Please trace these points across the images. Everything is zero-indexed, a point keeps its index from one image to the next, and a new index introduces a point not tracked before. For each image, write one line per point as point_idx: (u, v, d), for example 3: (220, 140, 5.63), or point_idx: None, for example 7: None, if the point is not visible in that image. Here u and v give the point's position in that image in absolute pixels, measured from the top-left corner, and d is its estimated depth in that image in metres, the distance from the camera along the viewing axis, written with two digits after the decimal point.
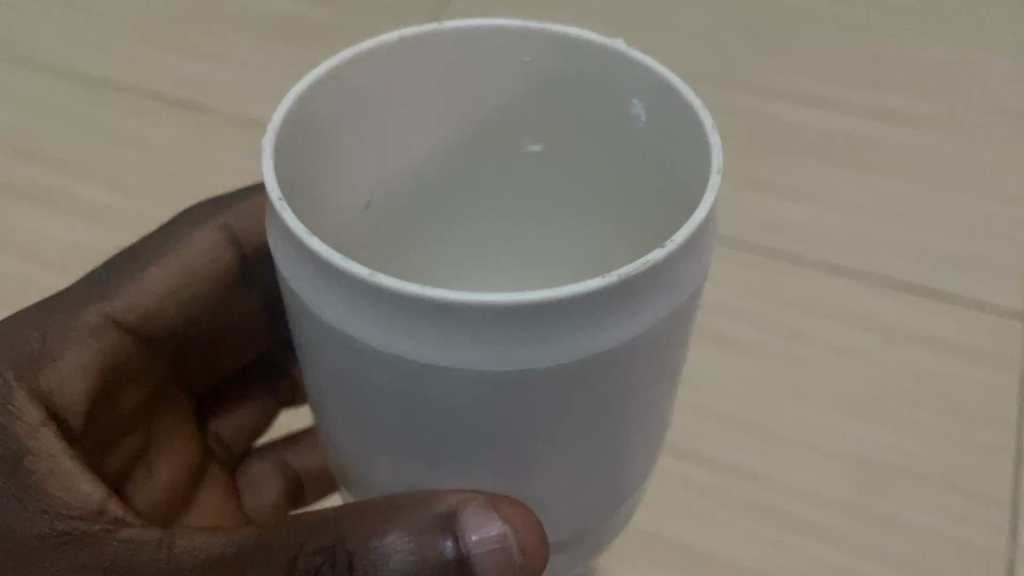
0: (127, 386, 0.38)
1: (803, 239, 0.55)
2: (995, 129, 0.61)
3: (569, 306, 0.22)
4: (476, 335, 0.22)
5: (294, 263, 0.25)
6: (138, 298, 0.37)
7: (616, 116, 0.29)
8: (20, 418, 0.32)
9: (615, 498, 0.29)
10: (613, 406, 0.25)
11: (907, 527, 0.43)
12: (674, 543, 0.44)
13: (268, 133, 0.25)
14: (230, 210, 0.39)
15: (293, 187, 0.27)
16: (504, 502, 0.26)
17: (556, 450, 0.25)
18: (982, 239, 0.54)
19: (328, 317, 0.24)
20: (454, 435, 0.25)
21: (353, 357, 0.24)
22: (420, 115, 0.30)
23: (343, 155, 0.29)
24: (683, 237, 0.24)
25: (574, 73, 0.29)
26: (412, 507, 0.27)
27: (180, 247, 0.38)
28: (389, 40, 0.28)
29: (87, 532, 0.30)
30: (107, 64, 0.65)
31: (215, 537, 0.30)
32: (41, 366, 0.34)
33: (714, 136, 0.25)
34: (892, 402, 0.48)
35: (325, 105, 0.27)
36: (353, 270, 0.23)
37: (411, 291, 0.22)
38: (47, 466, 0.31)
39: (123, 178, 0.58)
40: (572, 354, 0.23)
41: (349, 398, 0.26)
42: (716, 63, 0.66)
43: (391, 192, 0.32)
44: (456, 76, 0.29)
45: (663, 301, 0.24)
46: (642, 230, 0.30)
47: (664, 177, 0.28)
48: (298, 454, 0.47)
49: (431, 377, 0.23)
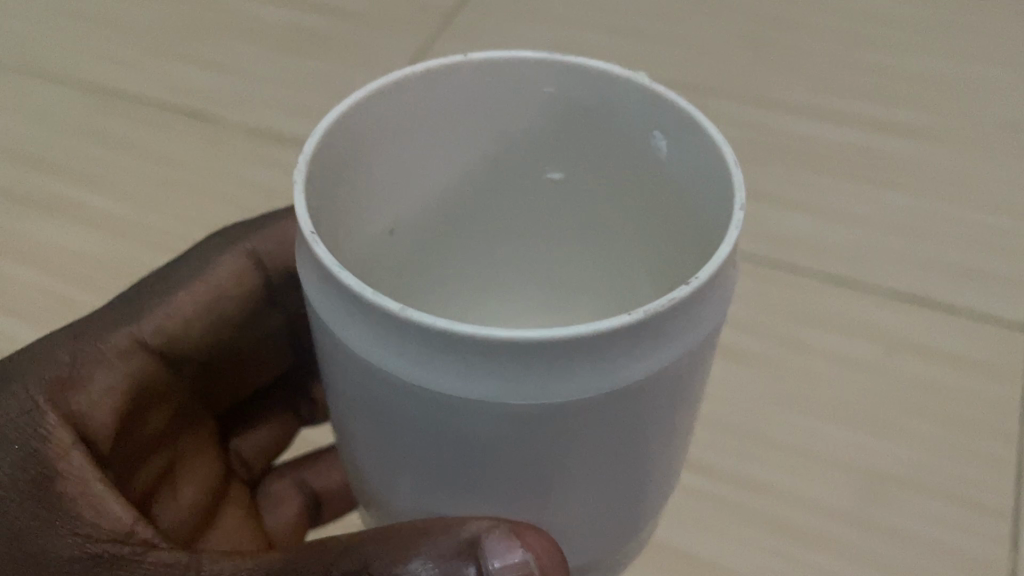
0: (152, 407, 0.38)
1: (805, 252, 0.55)
2: (997, 140, 0.62)
3: (596, 342, 0.23)
4: (505, 370, 0.23)
5: (325, 295, 0.25)
6: (166, 321, 0.38)
7: (638, 147, 0.29)
8: (52, 440, 0.32)
9: (634, 524, 0.30)
10: (634, 438, 0.26)
11: (907, 536, 0.44)
12: (676, 550, 0.44)
13: (298, 166, 0.25)
14: (255, 235, 0.40)
15: (323, 217, 0.27)
16: (526, 530, 0.27)
17: (581, 479, 0.26)
18: (983, 251, 0.55)
19: (358, 349, 0.24)
20: (482, 466, 0.25)
21: (382, 390, 0.25)
22: (444, 143, 0.31)
23: (368, 182, 0.29)
24: (706, 274, 0.24)
25: (596, 103, 0.29)
26: (437, 532, 0.27)
27: (206, 270, 0.39)
28: (415, 72, 0.28)
29: (116, 556, 0.30)
30: (114, 73, 0.66)
31: (241, 560, 0.30)
32: (72, 389, 0.34)
33: (737, 171, 0.25)
34: (895, 413, 0.48)
35: (353, 136, 0.27)
36: (384, 305, 0.23)
37: (441, 328, 0.23)
38: (79, 488, 0.31)
39: (131, 186, 0.58)
40: (598, 388, 0.23)
41: (378, 428, 0.26)
42: (718, 75, 0.67)
43: (415, 217, 0.32)
44: (479, 105, 0.30)
45: (686, 337, 0.24)
46: (663, 257, 0.31)
47: (687, 206, 0.29)
48: (317, 472, 0.47)
49: (460, 411, 0.24)
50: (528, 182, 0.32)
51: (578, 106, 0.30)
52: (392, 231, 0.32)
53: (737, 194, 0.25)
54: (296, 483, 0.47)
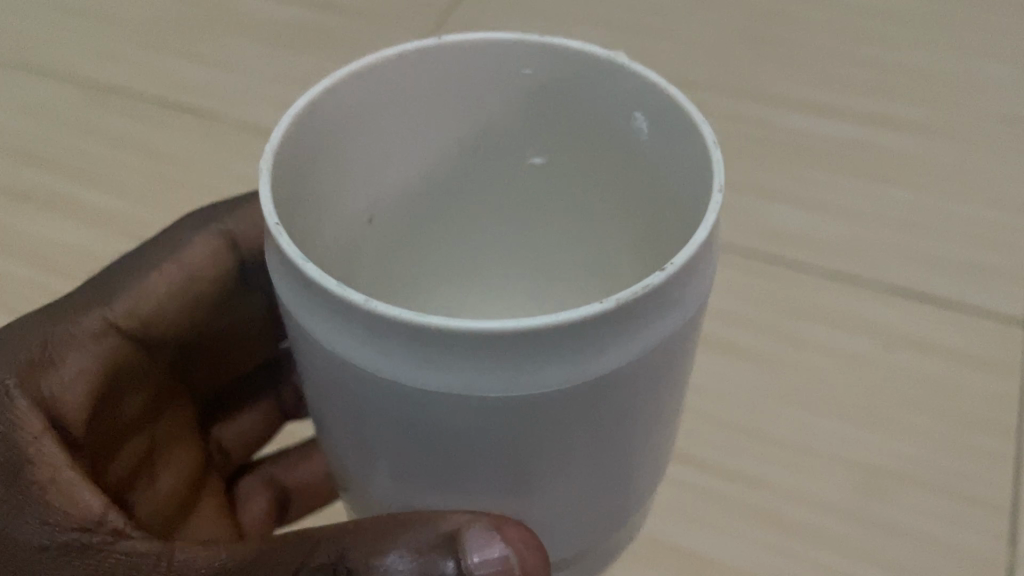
0: (127, 394, 0.38)
1: (803, 246, 0.55)
2: (997, 136, 0.61)
3: (570, 330, 0.22)
4: (476, 361, 0.22)
5: (292, 288, 0.24)
6: (138, 303, 0.37)
7: (618, 130, 0.29)
8: (20, 427, 0.32)
9: (620, 515, 0.29)
10: (613, 431, 0.25)
11: (905, 532, 0.43)
12: (670, 545, 0.44)
13: (265, 153, 0.25)
14: (230, 216, 0.40)
15: (294, 204, 0.27)
16: (505, 523, 0.26)
17: (560, 471, 0.26)
18: (983, 247, 0.54)
19: (327, 342, 0.24)
20: (457, 458, 0.25)
21: (352, 382, 0.24)
22: (420, 128, 0.30)
23: (343, 169, 0.29)
24: (683, 259, 0.24)
25: (575, 84, 0.29)
26: (415, 526, 0.27)
27: (179, 253, 0.39)
28: (389, 56, 0.27)
29: (87, 544, 0.30)
30: (107, 68, 0.65)
31: (216, 551, 0.30)
32: (42, 372, 0.34)
33: (717, 154, 0.25)
34: (891, 409, 0.47)
35: (324, 122, 0.27)
36: (350, 298, 0.23)
37: (407, 320, 0.22)
38: (48, 475, 0.31)
39: (123, 179, 0.58)
40: (573, 378, 0.23)
41: (351, 419, 0.26)
42: (715, 69, 0.66)
43: (392, 204, 0.32)
44: (454, 88, 0.29)
45: (665, 324, 0.24)
46: (646, 245, 0.31)
47: (670, 191, 0.28)
48: (287, 468, 0.47)
49: (432, 403, 0.23)
50: (509, 168, 0.32)
51: (556, 90, 0.29)
52: (370, 219, 0.31)
53: (716, 177, 0.25)
54: (266, 479, 0.47)
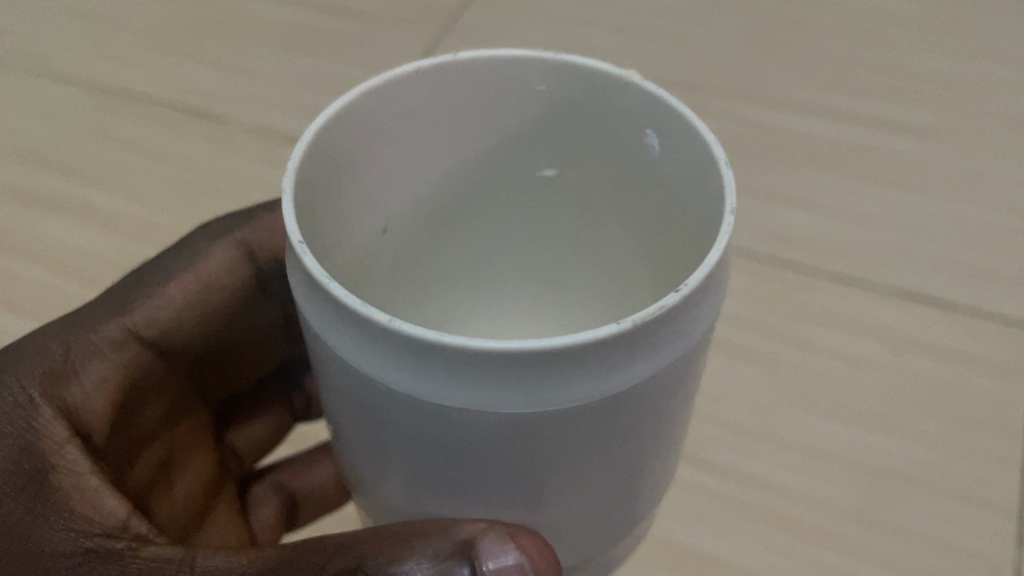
0: (146, 402, 0.38)
1: (810, 249, 0.55)
2: (1000, 138, 0.61)
3: (584, 350, 0.23)
4: (494, 377, 0.23)
5: (314, 304, 0.25)
6: (158, 312, 0.38)
7: (630, 146, 0.29)
8: (44, 434, 0.32)
9: (629, 524, 0.30)
10: (625, 443, 0.26)
11: (914, 535, 0.44)
12: (683, 548, 0.44)
13: (287, 171, 0.25)
14: (247, 226, 0.41)
15: (313, 217, 0.27)
16: (520, 531, 0.27)
17: (573, 483, 0.26)
18: (987, 249, 0.54)
19: (346, 357, 0.25)
20: (473, 470, 0.25)
21: (371, 396, 0.25)
22: (436, 142, 0.31)
23: (360, 182, 0.29)
24: (696, 280, 0.24)
25: (588, 100, 0.29)
26: (430, 534, 0.28)
27: (197, 262, 0.40)
28: (405, 73, 0.28)
29: (111, 550, 0.31)
30: (120, 73, 0.66)
31: (236, 556, 0.30)
32: (65, 381, 0.35)
33: (727, 173, 0.25)
34: (901, 411, 0.48)
35: (343, 136, 0.28)
36: (371, 316, 0.23)
37: (427, 338, 0.23)
38: (73, 482, 0.32)
39: (138, 184, 0.58)
40: (587, 396, 0.23)
41: (369, 430, 0.26)
42: (722, 73, 0.66)
43: (406, 215, 0.32)
44: (470, 104, 0.30)
45: (677, 343, 0.24)
46: (658, 258, 0.31)
47: (681, 207, 0.29)
48: (294, 474, 0.47)
49: (448, 417, 0.24)
50: (522, 182, 0.33)
51: (571, 106, 0.30)
52: (385, 230, 0.32)
53: (727, 198, 0.25)
54: (273, 486, 0.47)
